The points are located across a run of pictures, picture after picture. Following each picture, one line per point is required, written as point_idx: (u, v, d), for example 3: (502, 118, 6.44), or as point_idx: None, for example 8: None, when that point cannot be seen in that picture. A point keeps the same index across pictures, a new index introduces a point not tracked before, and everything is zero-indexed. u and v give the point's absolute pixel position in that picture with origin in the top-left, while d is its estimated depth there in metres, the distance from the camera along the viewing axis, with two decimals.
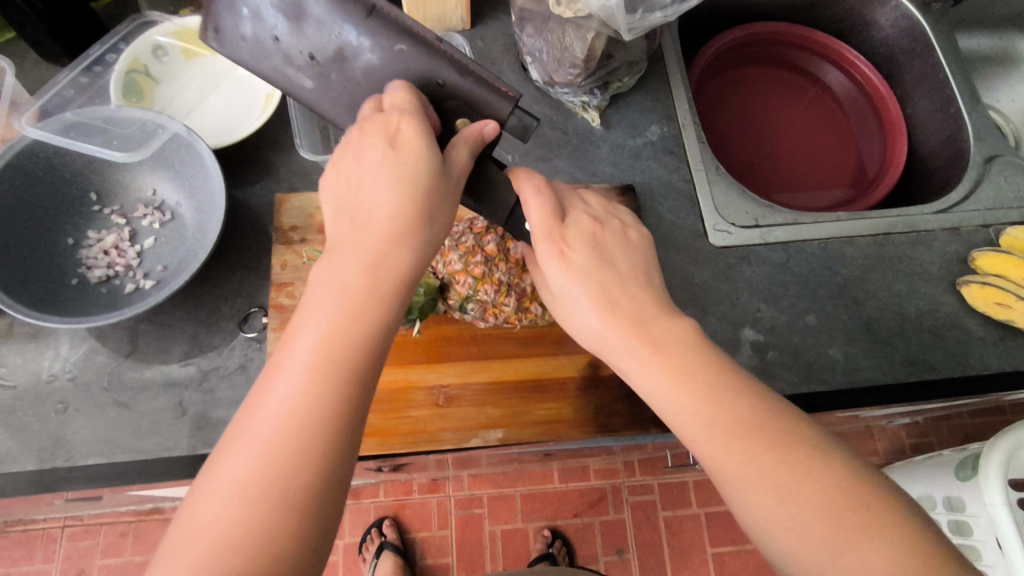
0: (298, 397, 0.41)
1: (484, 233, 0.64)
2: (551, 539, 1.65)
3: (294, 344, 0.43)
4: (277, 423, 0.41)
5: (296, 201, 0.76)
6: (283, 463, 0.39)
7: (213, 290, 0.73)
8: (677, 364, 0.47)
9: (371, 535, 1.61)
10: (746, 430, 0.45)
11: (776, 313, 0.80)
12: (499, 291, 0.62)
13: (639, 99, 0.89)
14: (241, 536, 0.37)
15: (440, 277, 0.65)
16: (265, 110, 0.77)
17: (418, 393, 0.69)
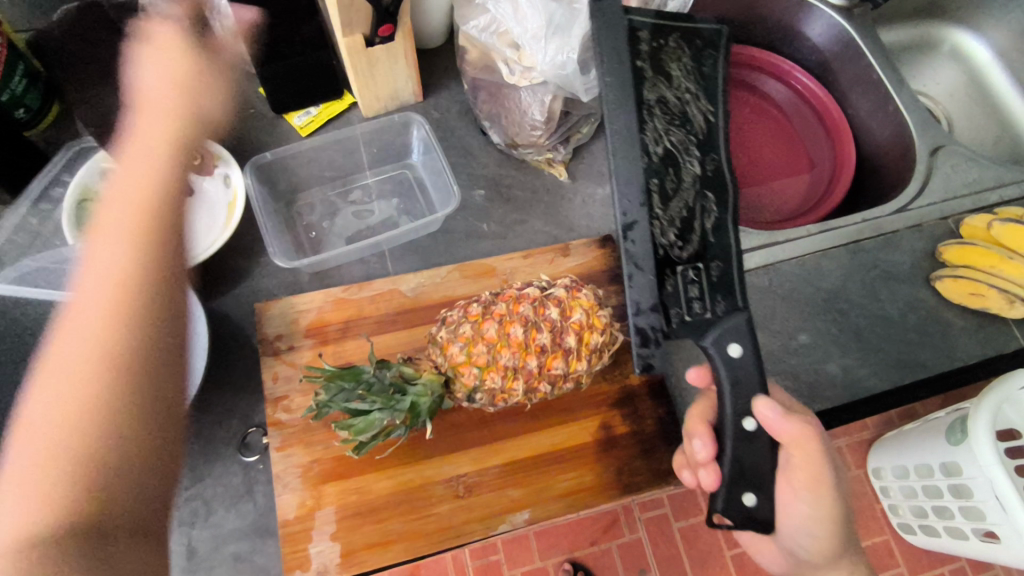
0: (123, 259, 0.53)
1: (481, 321, 0.63)
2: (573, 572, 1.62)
3: (92, 264, 0.53)
4: (106, 278, 0.52)
5: (278, 308, 0.73)
6: (103, 339, 0.49)
7: (204, 415, 0.70)
8: (829, 519, 0.61)
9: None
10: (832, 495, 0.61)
11: (770, 338, 0.82)
12: (506, 378, 0.61)
13: (600, 145, 0.89)
14: (111, 392, 0.47)
15: (442, 370, 0.63)
16: (228, 221, 0.75)
17: (438, 488, 0.67)
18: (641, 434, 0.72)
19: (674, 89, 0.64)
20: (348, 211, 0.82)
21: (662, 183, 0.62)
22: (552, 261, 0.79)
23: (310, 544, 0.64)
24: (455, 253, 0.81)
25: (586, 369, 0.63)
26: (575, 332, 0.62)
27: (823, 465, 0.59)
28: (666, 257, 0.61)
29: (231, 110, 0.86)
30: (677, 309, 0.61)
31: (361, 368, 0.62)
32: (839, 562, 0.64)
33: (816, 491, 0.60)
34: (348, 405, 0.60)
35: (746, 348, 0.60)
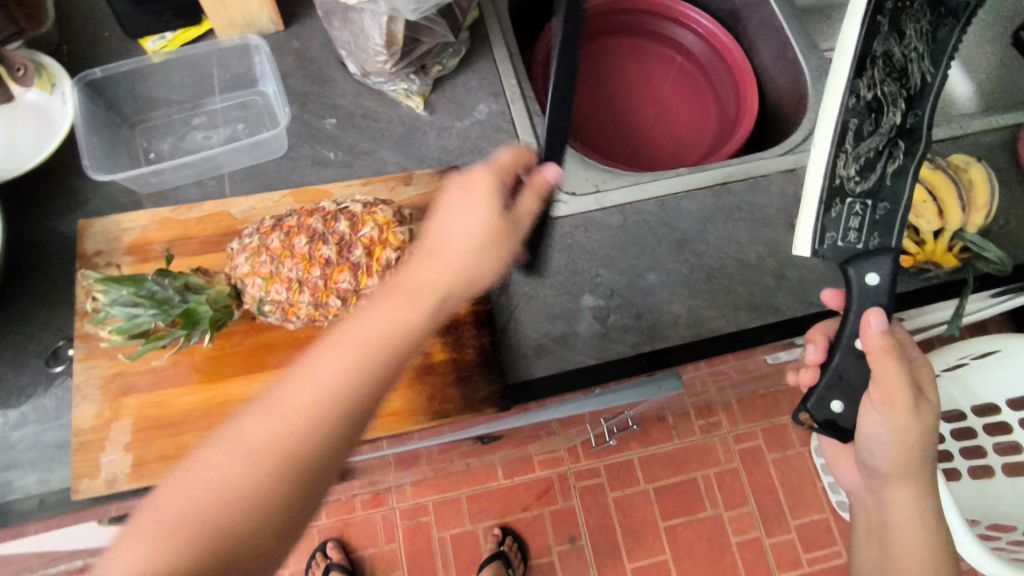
0: (325, 378, 0.45)
1: (267, 233, 0.61)
2: (501, 537, 1.60)
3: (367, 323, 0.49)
4: (323, 392, 0.45)
5: (100, 224, 0.73)
6: (337, 394, 0.45)
7: (16, 328, 0.69)
8: (908, 434, 0.62)
9: (316, 561, 1.56)
10: (918, 459, 0.64)
11: (616, 276, 0.80)
12: (289, 290, 0.60)
13: (465, 79, 0.88)
14: (281, 453, 0.43)
15: (233, 282, 0.63)
16: (59, 136, 0.74)
17: (239, 406, 0.67)
18: (460, 361, 0.71)
19: (903, 45, 0.61)
20: (194, 136, 0.81)
21: (865, 123, 0.61)
22: (391, 189, 0.78)
23: (101, 454, 0.64)
24: (297, 180, 0.79)
25: (378, 287, 0.61)
26: (363, 246, 0.61)
27: (901, 378, 0.61)
28: (838, 188, 0.61)
29: (85, 32, 0.85)
30: (831, 233, 0.62)
31: (145, 276, 0.60)
32: (907, 475, 0.65)
33: (894, 405, 0.61)
34: (123, 309, 0.58)
35: (884, 276, 0.63)
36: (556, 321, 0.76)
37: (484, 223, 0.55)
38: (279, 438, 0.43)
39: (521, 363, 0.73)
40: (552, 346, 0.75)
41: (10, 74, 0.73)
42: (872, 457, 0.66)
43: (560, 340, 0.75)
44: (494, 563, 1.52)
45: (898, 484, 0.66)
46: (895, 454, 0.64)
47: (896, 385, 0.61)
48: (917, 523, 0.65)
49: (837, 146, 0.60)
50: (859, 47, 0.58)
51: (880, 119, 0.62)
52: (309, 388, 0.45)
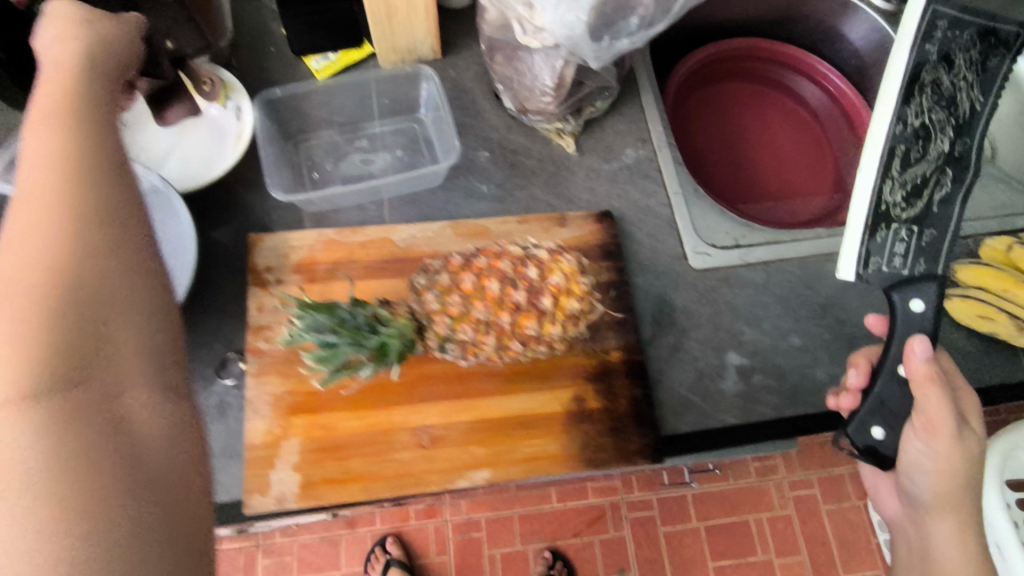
0: (33, 176, 0.40)
1: (455, 273, 0.63)
2: (552, 560, 1.53)
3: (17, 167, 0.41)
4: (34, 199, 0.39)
5: (270, 241, 0.75)
6: (31, 198, 0.39)
7: (188, 336, 0.72)
8: (951, 464, 0.62)
9: (375, 554, 1.50)
10: (959, 486, 0.64)
11: (759, 335, 0.80)
12: (477, 330, 0.62)
13: (614, 122, 0.88)
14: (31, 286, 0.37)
15: (416, 317, 0.64)
16: (236, 150, 0.77)
17: (402, 436, 0.69)
18: (613, 411, 0.72)
19: (953, 74, 0.63)
20: (353, 158, 0.83)
21: (914, 148, 0.62)
22: (546, 229, 0.79)
23: (271, 471, 0.67)
24: (452, 211, 0.81)
25: (559, 335, 0.63)
26: (550, 294, 0.62)
27: (946, 408, 0.60)
28: (885, 214, 0.62)
29: (253, 46, 0.87)
30: (878, 259, 0.63)
31: (337, 303, 0.62)
32: (952, 502, 0.65)
33: (935, 434, 0.61)
34: (320, 336, 0.61)
35: (929, 305, 0.63)
36: (700, 376, 0.77)
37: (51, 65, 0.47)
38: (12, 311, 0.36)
39: (666, 415, 0.74)
40: (696, 401, 0.75)
41: (196, 87, 0.75)
42: (916, 483, 0.66)
43: (703, 396, 0.76)
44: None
45: (945, 510, 0.66)
46: (935, 481, 0.64)
47: (946, 415, 0.61)
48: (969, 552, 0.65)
49: (885, 171, 0.61)
50: (908, 74, 0.61)
51: (928, 145, 0.63)
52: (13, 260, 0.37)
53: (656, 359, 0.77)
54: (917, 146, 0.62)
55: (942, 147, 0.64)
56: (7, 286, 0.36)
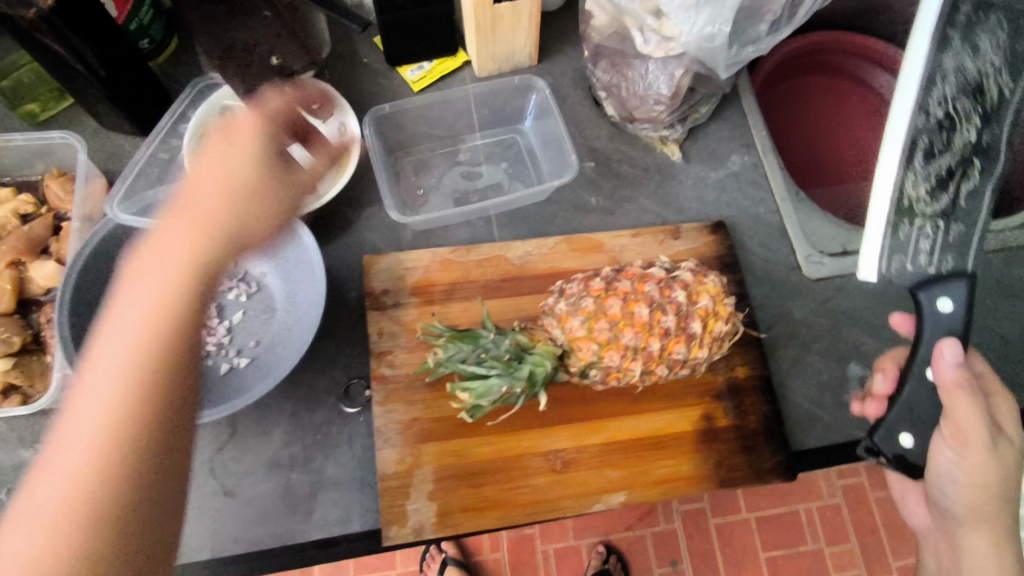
0: (128, 343, 0.42)
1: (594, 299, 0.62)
2: (607, 554, 1.38)
3: (114, 319, 0.43)
4: (111, 370, 0.41)
5: (385, 262, 0.73)
6: (142, 346, 0.42)
7: (308, 364, 0.70)
8: (985, 472, 0.55)
9: (430, 553, 1.40)
10: (994, 493, 0.56)
11: (880, 345, 0.78)
12: (624, 357, 0.60)
13: (716, 128, 0.86)
14: (113, 407, 0.40)
15: (559, 343, 0.62)
16: (342, 169, 0.75)
17: (535, 460, 0.66)
18: (745, 429, 0.70)
19: (978, 55, 0.53)
20: (455, 171, 0.81)
21: (937, 141, 0.54)
22: (661, 242, 0.77)
23: (407, 501, 0.64)
24: (562, 225, 0.79)
25: (705, 358, 0.61)
26: (700, 318, 0.60)
27: (978, 416, 0.53)
28: (909, 208, 0.54)
29: (347, 59, 0.85)
30: (901, 257, 0.55)
31: (481, 331, 0.62)
32: (989, 514, 0.56)
33: (965, 444, 0.54)
34: (466, 367, 0.60)
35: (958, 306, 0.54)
36: (825, 390, 0.75)
37: (241, 181, 0.51)
38: (89, 442, 0.39)
39: (794, 431, 0.73)
40: (822, 416, 0.74)
41: (304, 105, 0.73)
42: (947, 496, 0.58)
43: (829, 410, 0.74)
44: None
45: (986, 524, 0.57)
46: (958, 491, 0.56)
47: (980, 421, 0.53)
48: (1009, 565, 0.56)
49: (910, 163, 0.54)
50: (928, 59, 0.53)
51: (933, 141, 0.53)
52: (102, 355, 0.42)
53: (778, 373, 0.75)
54: (914, 147, 0.53)
55: (960, 144, 0.54)
56: (94, 392, 0.41)
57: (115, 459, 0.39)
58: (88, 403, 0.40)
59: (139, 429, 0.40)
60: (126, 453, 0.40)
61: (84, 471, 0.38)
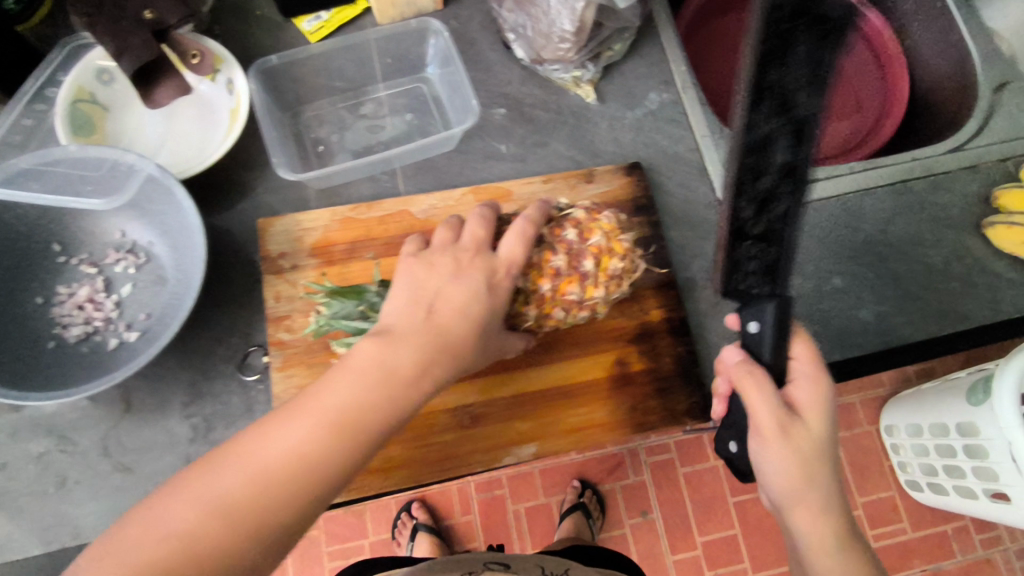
0: (301, 437, 0.41)
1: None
2: (581, 490, 1.31)
3: (334, 382, 0.44)
4: (312, 424, 0.41)
5: (281, 224, 0.70)
6: (311, 456, 0.41)
7: (205, 333, 0.68)
8: (797, 456, 0.51)
9: (401, 518, 1.29)
10: (807, 475, 0.51)
11: (801, 282, 0.77)
12: (515, 303, 0.58)
13: (633, 65, 0.82)
14: (296, 469, 0.40)
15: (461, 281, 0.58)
16: (232, 129, 0.70)
17: (443, 417, 0.66)
18: (658, 371, 0.69)
19: (786, 72, 0.46)
20: (358, 126, 0.76)
21: (749, 163, 0.49)
22: (573, 187, 0.74)
23: None
24: (470, 174, 0.75)
25: (602, 298, 0.59)
26: (593, 255, 0.58)
27: (768, 404, 0.52)
28: (739, 227, 0.53)
29: (235, 9, 0.79)
30: (737, 276, 0.55)
31: (365, 287, 0.59)
32: (806, 500, 0.52)
33: (761, 434, 0.52)
34: (350, 323, 0.58)
35: (764, 328, 0.55)
36: None
37: (462, 279, 0.51)
38: (255, 483, 0.39)
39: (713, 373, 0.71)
40: None
41: (183, 59, 0.68)
42: (766, 485, 0.55)
43: None
44: (572, 515, 1.23)
45: (807, 510, 0.52)
46: (779, 482, 0.52)
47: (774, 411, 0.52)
48: (837, 550, 0.51)
49: (732, 181, 0.50)
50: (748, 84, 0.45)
51: (755, 165, 0.49)
52: (250, 465, 0.40)
53: (697, 315, 0.73)
54: (737, 148, 0.48)
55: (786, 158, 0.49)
56: (227, 481, 0.39)
57: (319, 459, 0.41)
58: (278, 438, 0.41)
59: (314, 479, 0.41)
60: (330, 460, 0.41)
61: (289, 463, 0.40)
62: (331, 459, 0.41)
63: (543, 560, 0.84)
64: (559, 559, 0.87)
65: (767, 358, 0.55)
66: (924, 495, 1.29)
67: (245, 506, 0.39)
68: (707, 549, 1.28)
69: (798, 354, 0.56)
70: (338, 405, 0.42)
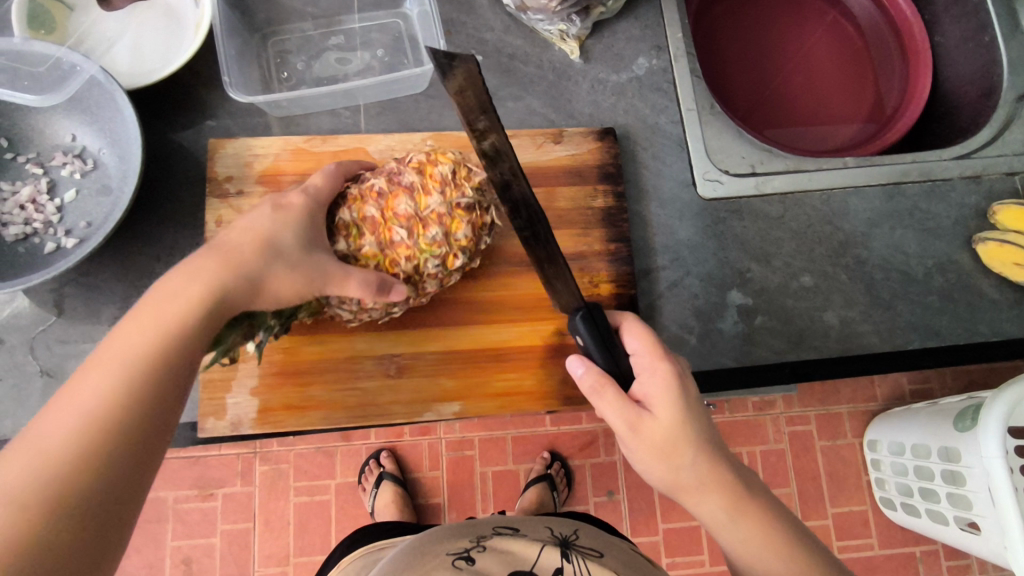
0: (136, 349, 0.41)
1: (342, 204, 0.60)
2: (549, 461, 1.20)
3: (158, 307, 0.44)
4: (127, 363, 0.40)
5: (232, 147, 0.68)
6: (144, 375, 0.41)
7: (143, 249, 0.67)
8: (655, 440, 0.49)
9: (368, 466, 1.17)
10: (673, 451, 0.49)
11: (768, 274, 0.73)
12: (393, 236, 0.58)
13: (627, 25, 0.77)
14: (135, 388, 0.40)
15: (341, 246, 0.59)
16: (198, 37, 0.68)
17: (368, 363, 0.64)
18: None
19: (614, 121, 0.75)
20: (328, 56, 0.74)
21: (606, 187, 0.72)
22: (539, 146, 0.71)
23: (227, 395, 0.63)
24: (436, 120, 0.73)
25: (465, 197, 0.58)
26: (414, 168, 0.59)
27: (615, 410, 0.51)
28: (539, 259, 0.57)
29: None
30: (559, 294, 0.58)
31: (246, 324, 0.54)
32: (686, 486, 0.49)
33: (624, 438, 0.51)
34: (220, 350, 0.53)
35: (585, 340, 0.56)
36: (698, 317, 0.71)
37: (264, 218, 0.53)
38: (96, 417, 0.38)
39: None
40: (687, 340, 0.71)
41: None
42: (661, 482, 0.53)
43: (698, 334, 0.71)
44: (537, 485, 1.14)
45: (692, 497, 0.50)
46: (657, 476, 0.50)
47: (622, 409, 0.50)
48: (733, 522, 0.49)
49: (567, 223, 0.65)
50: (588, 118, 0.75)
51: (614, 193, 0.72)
52: (82, 402, 0.38)
53: (649, 294, 0.71)
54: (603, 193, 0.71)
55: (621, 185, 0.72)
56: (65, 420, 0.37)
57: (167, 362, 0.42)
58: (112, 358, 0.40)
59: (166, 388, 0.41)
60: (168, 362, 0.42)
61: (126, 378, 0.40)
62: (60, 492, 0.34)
63: (552, 522, 0.70)
64: (568, 520, 0.72)
65: (614, 368, 0.54)
66: (898, 515, 1.24)
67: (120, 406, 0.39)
68: (668, 537, 1.20)
69: (632, 338, 0.54)
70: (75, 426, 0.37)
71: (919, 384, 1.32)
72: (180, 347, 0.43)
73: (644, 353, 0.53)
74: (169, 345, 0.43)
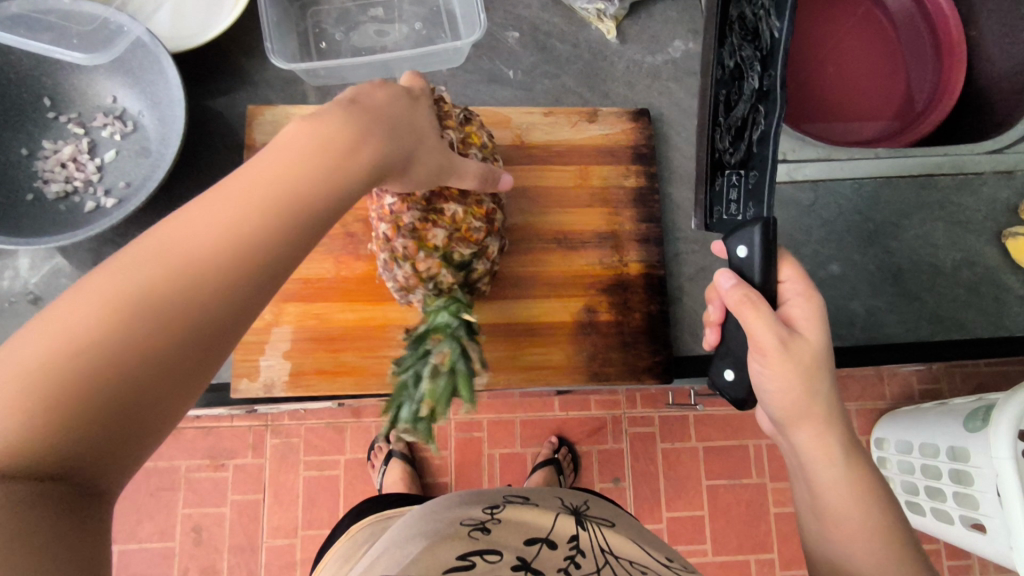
0: (236, 209, 0.32)
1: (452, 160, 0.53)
2: (557, 446, 1.20)
3: (274, 155, 0.35)
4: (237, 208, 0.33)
5: (270, 114, 0.69)
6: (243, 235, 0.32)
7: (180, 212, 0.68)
8: (802, 359, 0.48)
9: (378, 444, 1.18)
10: (817, 377, 0.48)
11: (796, 261, 0.73)
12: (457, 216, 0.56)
13: (664, 8, 0.77)
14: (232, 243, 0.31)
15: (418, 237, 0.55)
16: (235, 6, 0.68)
17: (400, 332, 0.65)
18: (625, 325, 0.67)
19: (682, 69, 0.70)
20: (365, 28, 0.74)
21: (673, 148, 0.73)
22: (574, 124, 0.71)
23: (261, 357, 0.64)
24: (471, 97, 0.73)
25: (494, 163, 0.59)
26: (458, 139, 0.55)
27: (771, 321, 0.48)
28: None
29: None
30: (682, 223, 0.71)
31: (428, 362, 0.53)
32: (811, 413, 0.48)
33: (764, 352, 0.49)
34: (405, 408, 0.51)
35: (753, 251, 0.52)
36: None
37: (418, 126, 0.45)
38: (194, 257, 0.30)
39: (680, 335, 0.70)
40: None
41: None
42: (769, 410, 0.51)
43: None
44: (543, 468, 1.15)
45: (810, 427, 0.48)
46: (788, 395, 0.48)
47: (777, 323, 0.48)
48: (845, 464, 0.47)
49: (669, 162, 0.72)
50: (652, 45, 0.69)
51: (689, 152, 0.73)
52: (189, 233, 0.31)
53: (678, 277, 0.72)
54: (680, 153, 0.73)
55: None
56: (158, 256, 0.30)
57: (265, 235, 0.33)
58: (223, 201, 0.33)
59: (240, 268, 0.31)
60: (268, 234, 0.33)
61: (221, 234, 0.31)
62: (98, 356, 0.27)
63: (562, 494, 0.69)
64: (576, 493, 0.72)
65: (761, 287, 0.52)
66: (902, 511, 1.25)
67: (211, 257, 0.31)
68: (672, 526, 1.21)
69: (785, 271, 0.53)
70: (163, 269, 0.30)
71: (928, 384, 1.33)
72: (290, 227, 0.34)
73: (796, 286, 0.52)
74: (284, 213, 0.34)
